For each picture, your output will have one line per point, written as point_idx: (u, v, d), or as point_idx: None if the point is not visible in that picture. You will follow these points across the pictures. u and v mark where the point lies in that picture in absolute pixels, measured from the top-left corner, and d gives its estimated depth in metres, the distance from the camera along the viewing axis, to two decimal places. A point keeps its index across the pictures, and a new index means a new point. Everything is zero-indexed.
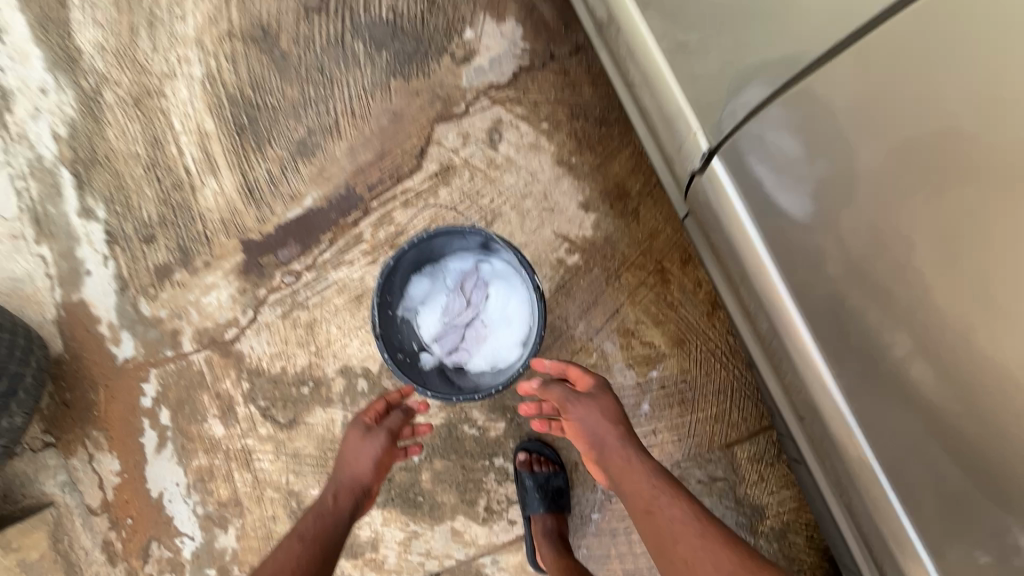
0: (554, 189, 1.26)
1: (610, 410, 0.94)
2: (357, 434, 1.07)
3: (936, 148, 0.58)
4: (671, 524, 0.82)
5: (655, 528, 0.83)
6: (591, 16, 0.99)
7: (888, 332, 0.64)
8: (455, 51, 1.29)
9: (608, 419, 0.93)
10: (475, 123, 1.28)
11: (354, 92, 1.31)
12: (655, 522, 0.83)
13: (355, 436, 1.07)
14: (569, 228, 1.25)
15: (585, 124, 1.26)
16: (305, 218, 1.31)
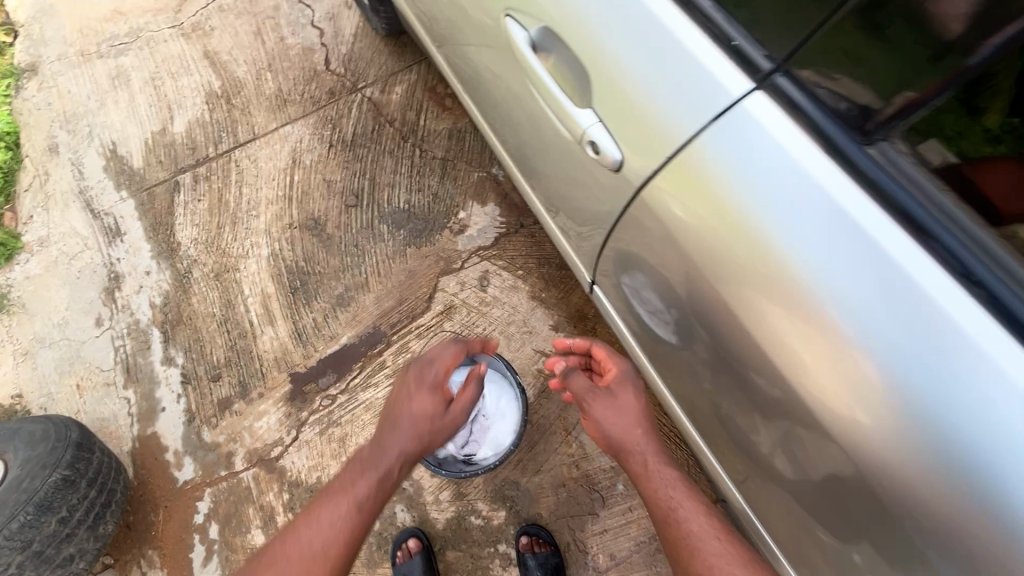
0: (531, 316, 1.67)
1: (634, 410, 1.08)
2: (432, 405, 1.07)
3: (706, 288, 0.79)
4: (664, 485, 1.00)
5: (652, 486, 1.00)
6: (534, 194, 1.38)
7: (754, 426, 0.90)
8: (453, 225, 1.80)
9: (631, 419, 1.07)
10: (469, 273, 1.73)
11: (380, 258, 1.79)
12: (653, 482, 1.01)
13: (429, 407, 1.06)
14: (544, 345, 1.64)
15: (550, 269, 1.72)
16: (342, 352, 1.69)
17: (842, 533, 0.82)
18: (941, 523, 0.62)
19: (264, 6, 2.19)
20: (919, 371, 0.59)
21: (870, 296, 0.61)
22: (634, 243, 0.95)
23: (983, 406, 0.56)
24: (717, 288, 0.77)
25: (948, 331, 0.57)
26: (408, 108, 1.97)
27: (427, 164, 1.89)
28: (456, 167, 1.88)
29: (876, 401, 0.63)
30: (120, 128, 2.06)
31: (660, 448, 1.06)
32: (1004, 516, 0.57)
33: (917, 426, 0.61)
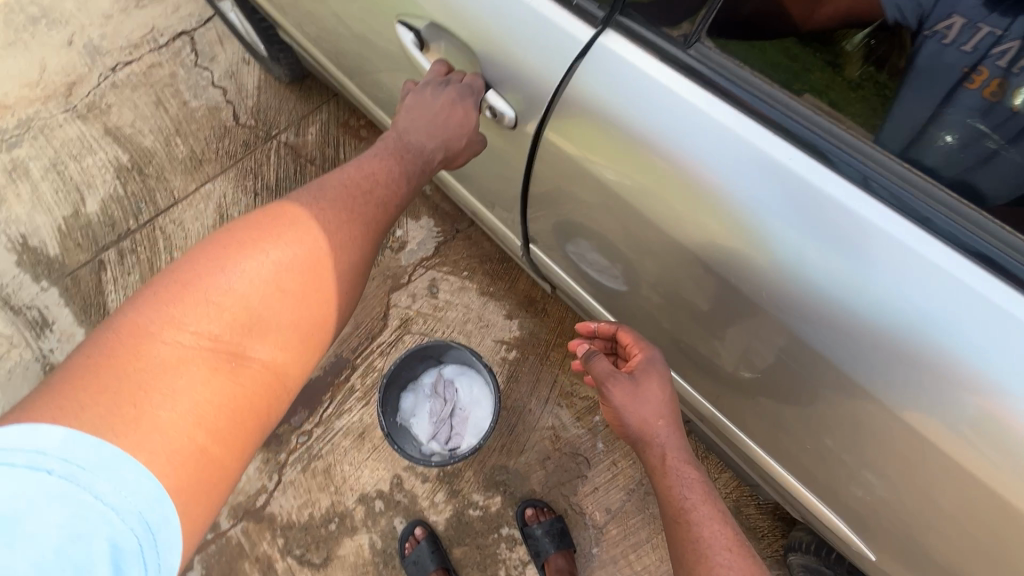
0: (485, 311, 1.76)
1: (653, 404, 0.94)
2: (459, 118, 0.94)
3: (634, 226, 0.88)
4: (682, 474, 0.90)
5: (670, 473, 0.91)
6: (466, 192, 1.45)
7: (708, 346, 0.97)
8: (392, 243, 1.87)
9: (653, 412, 0.93)
10: (418, 284, 1.81)
11: None
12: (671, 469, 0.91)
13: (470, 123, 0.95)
14: (503, 334, 1.74)
15: (492, 264, 1.83)
16: (308, 387, 1.70)
17: (804, 423, 0.88)
18: (858, 349, 0.71)
19: (160, 75, 2.21)
20: (799, 223, 0.70)
21: (746, 173, 0.72)
22: (558, 201, 1.04)
23: (853, 235, 0.68)
24: (638, 214, 0.86)
25: (808, 185, 0.69)
26: (325, 145, 2.04)
27: None
28: None
29: (773, 257, 0.74)
30: (28, 220, 1.99)
31: (682, 442, 0.94)
32: (902, 319, 0.67)
33: (813, 269, 0.71)
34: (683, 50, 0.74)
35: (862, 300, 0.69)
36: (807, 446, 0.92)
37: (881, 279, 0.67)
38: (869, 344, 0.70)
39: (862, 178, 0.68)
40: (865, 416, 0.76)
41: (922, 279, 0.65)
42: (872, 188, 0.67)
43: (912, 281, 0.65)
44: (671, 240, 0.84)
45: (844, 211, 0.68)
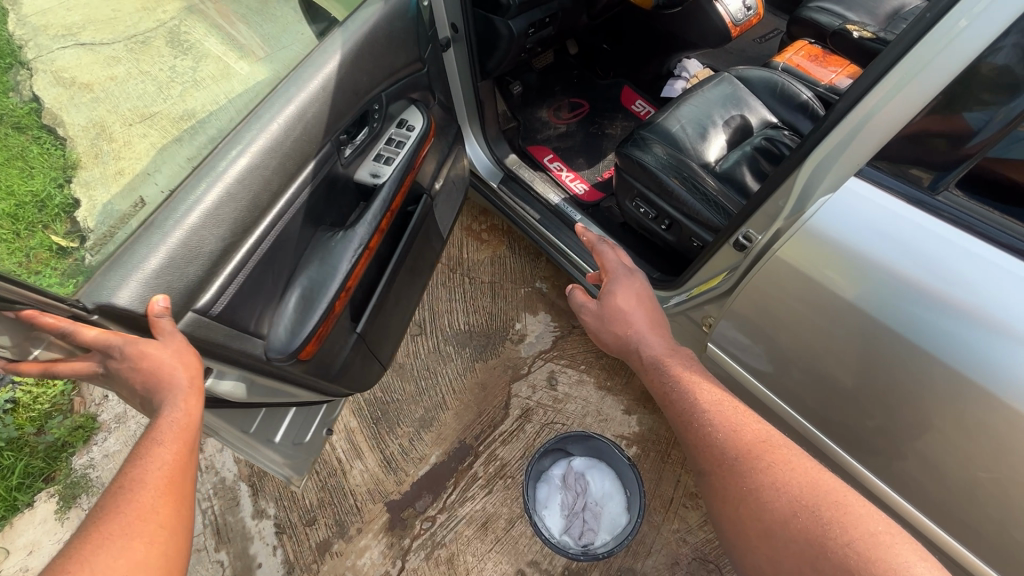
0: (603, 405, 1.83)
1: (627, 318, 1.13)
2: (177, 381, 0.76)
3: (771, 282, 0.99)
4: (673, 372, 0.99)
5: (658, 373, 1.01)
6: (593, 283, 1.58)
7: (871, 440, 1.01)
8: (512, 336, 2.00)
9: (622, 326, 1.12)
10: (537, 376, 1.90)
11: (452, 376, 1.93)
12: (660, 375, 1.01)
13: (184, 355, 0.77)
14: (623, 429, 1.78)
15: (608, 359, 1.92)
16: (433, 472, 1.76)
17: (946, 475, 0.91)
18: (967, 362, 0.80)
19: None
20: (926, 269, 0.81)
21: (873, 228, 0.84)
22: (717, 285, 1.16)
23: (950, 261, 0.80)
24: (766, 274, 0.99)
25: (909, 224, 0.83)
26: (451, 245, 2.25)
27: (478, 288, 2.14)
28: (505, 287, 2.13)
29: (902, 290, 0.83)
30: None
31: (659, 341, 1.07)
32: (1008, 328, 0.76)
33: (919, 293, 0.82)
34: (929, 195, 0.82)
35: (964, 314, 0.79)
36: (973, 525, 0.92)
37: (1000, 299, 0.77)
38: (972, 355, 0.79)
39: (974, 231, 0.80)
40: (1009, 452, 0.80)
41: None
42: (964, 225, 0.81)
43: (1005, 292, 0.77)
44: (808, 296, 0.94)
45: (956, 250, 0.80)
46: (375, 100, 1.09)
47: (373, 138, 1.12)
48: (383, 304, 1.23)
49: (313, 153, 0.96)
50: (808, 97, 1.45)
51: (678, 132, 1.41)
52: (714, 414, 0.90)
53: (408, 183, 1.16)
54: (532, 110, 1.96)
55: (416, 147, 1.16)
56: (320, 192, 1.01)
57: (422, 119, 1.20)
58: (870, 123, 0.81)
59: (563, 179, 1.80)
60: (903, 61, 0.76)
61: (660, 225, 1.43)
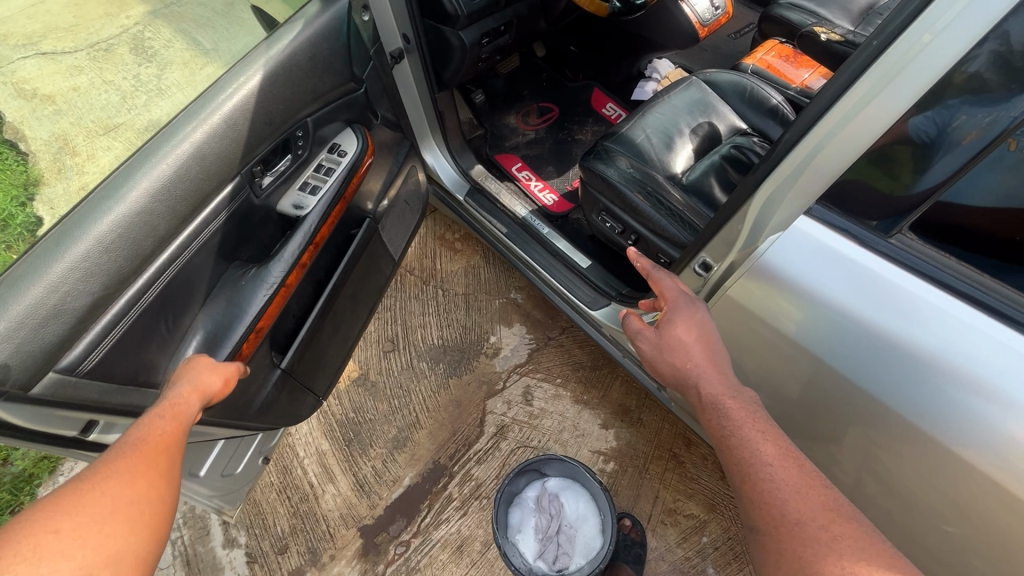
0: (580, 420, 1.78)
1: (685, 349, 0.97)
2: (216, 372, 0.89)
3: (731, 313, 0.97)
4: (744, 425, 0.84)
5: (718, 420, 0.87)
6: (563, 300, 1.53)
7: (840, 467, 0.97)
8: (487, 350, 1.95)
9: (680, 356, 0.97)
10: (513, 391, 1.86)
11: (426, 393, 1.89)
12: (720, 423, 0.87)
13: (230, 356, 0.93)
14: (600, 444, 1.74)
15: (585, 371, 1.88)
16: (406, 495, 1.72)
17: (907, 505, 0.88)
18: (918, 407, 0.76)
19: None
20: (876, 311, 0.77)
21: (821, 268, 0.80)
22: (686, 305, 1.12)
23: (900, 304, 0.76)
24: (727, 304, 0.98)
25: (857, 266, 0.78)
26: (425, 256, 2.19)
27: (452, 301, 2.08)
28: (479, 298, 2.08)
29: (852, 331, 0.79)
30: None
31: (725, 381, 0.91)
32: (961, 376, 0.72)
33: (867, 335, 0.78)
34: (880, 238, 0.76)
35: (915, 360, 0.75)
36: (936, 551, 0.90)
37: (950, 347, 0.73)
38: (923, 399, 0.76)
39: (927, 272, 0.75)
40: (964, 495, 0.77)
41: (995, 358, 0.71)
42: (916, 269, 0.75)
43: (955, 340, 0.72)
44: (764, 327, 0.92)
45: (906, 294, 0.76)
46: (300, 126, 1.04)
47: (300, 166, 1.07)
48: (313, 336, 1.20)
49: (219, 186, 0.89)
50: (778, 102, 1.39)
51: (643, 144, 1.35)
52: (778, 474, 0.79)
53: (336, 211, 1.12)
54: (500, 116, 1.89)
55: (346, 176, 1.12)
56: (234, 228, 0.94)
57: (356, 143, 1.16)
58: (835, 144, 0.72)
59: (531, 189, 1.74)
60: (863, 78, 0.67)
61: (626, 240, 1.38)
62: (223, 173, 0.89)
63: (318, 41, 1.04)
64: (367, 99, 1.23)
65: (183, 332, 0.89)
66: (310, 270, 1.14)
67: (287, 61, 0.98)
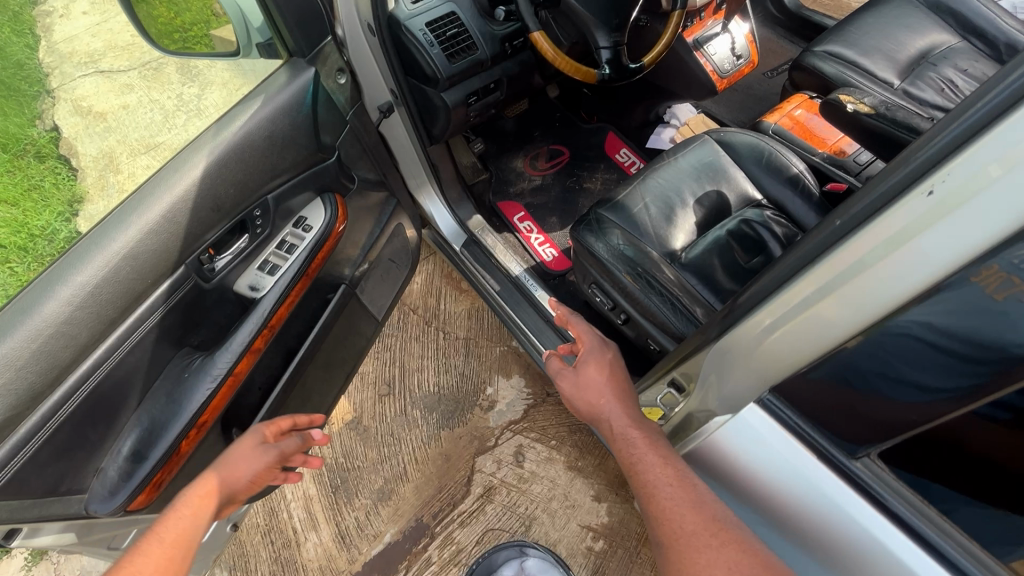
0: (572, 488, 1.67)
1: (596, 388, 1.09)
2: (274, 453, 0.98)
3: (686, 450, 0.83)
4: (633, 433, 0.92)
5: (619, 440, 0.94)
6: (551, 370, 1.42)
7: None
8: (482, 402, 1.87)
9: (593, 394, 1.08)
10: (504, 450, 1.77)
11: (416, 444, 1.82)
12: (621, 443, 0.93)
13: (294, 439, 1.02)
14: (590, 517, 1.62)
15: (582, 435, 1.76)
16: (386, 552, 1.66)
17: None
18: None
19: None
20: (812, 518, 0.62)
21: (756, 451, 0.65)
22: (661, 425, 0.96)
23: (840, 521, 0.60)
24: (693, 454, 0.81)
25: (810, 485, 0.61)
26: (429, 293, 2.12)
27: (452, 344, 2.00)
28: (479, 344, 1.99)
29: (789, 528, 0.65)
30: None
31: (627, 411, 1.02)
32: None
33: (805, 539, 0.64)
34: (847, 458, 0.60)
35: None
36: None
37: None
38: None
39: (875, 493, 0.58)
40: None
41: None
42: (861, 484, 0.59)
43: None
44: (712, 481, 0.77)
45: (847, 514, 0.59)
46: (258, 205, 0.97)
47: (261, 244, 1.00)
48: (280, 411, 1.12)
49: (158, 278, 0.83)
50: (799, 171, 1.22)
51: (641, 214, 1.23)
52: (676, 493, 0.79)
53: (298, 291, 1.04)
54: (506, 159, 1.80)
55: (310, 254, 1.04)
56: (175, 319, 0.88)
57: (325, 215, 1.08)
58: (833, 303, 0.55)
59: (530, 242, 1.64)
60: (873, 224, 0.52)
61: (617, 317, 1.25)
62: (158, 269, 0.83)
63: (276, 118, 0.96)
64: (339, 164, 1.14)
65: (114, 435, 0.83)
66: (277, 343, 1.06)
67: (240, 142, 0.92)
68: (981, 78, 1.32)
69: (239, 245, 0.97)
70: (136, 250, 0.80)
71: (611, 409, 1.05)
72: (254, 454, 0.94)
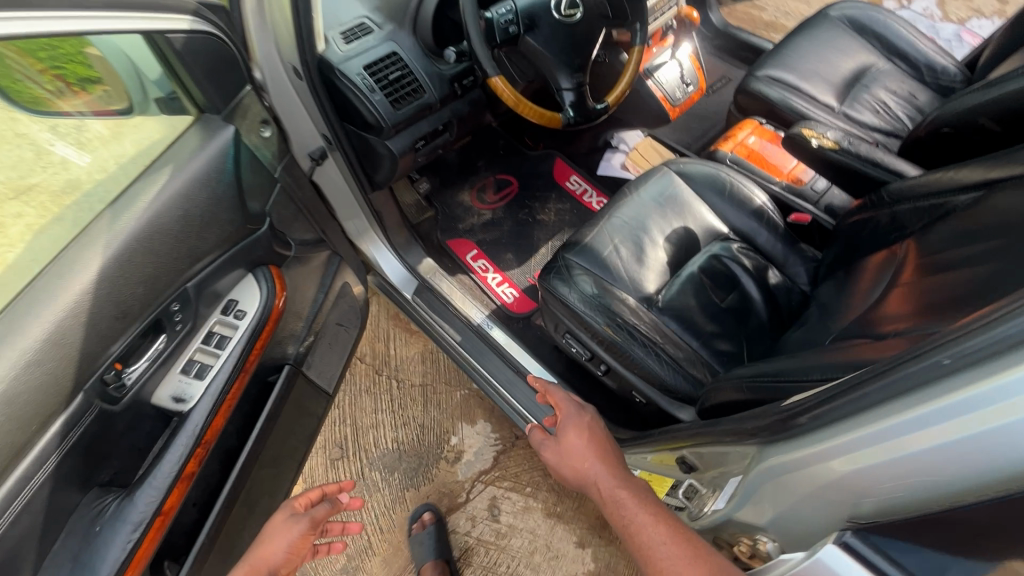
0: (553, 537, 1.58)
1: (579, 450, 1.03)
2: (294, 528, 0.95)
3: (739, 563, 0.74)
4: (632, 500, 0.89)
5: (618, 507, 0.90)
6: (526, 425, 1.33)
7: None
8: (447, 454, 1.73)
9: (577, 458, 1.02)
10: (477, 505, 1.64)
11: (379, 511, 1.65)
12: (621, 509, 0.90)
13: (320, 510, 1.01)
14: (576, 566, 1.54)
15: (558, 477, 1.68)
16: None
17: None
18: None
19: None
20: None
21: None
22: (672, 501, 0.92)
23: None
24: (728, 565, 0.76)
25: None
26: (376, 338, 1.94)
27: (407, 393, 1.85)
28: (437, 390, 1.85)
29: None
30: None
31: (616, 472, 0.97)
32: None
33: None
34: None
35: None
36: None
37: None
38: None
39: None
40: None
41: None
42: None
43: None
44: None
45: None
46: (176, 297, 0.79)
47: (182, 342, 0.82)
48: (224, 524, 0.90)
49: (47, 416, 0.64)
50: (762, 203, 1.20)
51: (614, 258, 1.16)
52: (671, 550, 0.78)
53: (235, 391, 0.87)
54: (452, 192, 1.68)
55: (247, 343, 0.89)
56: (76, 459, 0.68)
57: (260, 295, 0.93)
58: (944, 450, 0.50)
59: (488, 282, 1.54)
60: (995, 374, 0.47)
61: (597, 367, 1.18)
62: (45, 406, 0.64)
63: (195, 194, 0.79)
64: (272, 231, 0.97)
65: None
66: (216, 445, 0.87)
67: (148, 226, 0.73)
68: (908, 99, 1.38)
69: (154, 351, 0.78)
70: (12, 389, 0.60)
71: (601, 469, 0.98)
72: (285, 527, 0.95)
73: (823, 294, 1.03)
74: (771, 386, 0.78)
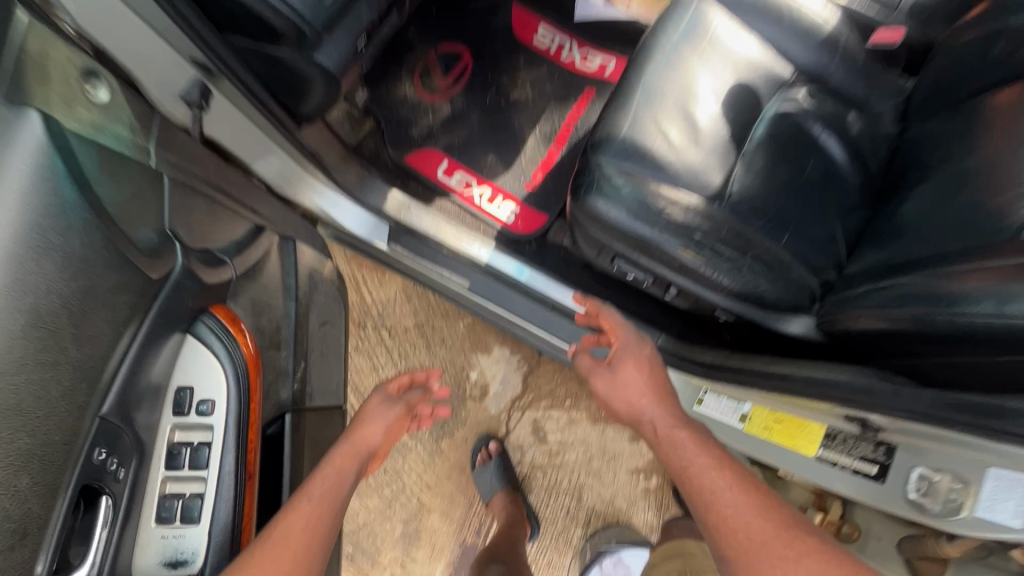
0: (606, 440, 1.53)
1: (629, 382, 0.82)
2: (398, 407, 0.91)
3: None
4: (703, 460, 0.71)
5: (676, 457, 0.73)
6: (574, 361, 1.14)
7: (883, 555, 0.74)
8: (472, 391, 1.56)
9: (628, 388, 0.82)
10: (520, 433, 1.54)
11: (419, 470, 1.52)
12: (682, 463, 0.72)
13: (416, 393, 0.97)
14: (634, 461, 1.52)
15: None
16: None
17: None
18: None
19: None
20: None
21: None
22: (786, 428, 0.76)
23: None
24: None
25: None
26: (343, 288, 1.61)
27: (403, 340, 1.59)
28: (436, 326, 1.59)
29: None
30: None
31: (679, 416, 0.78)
32: None
33: None
34: None
35: None
36: None
37: None
38: None
39: None
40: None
41: None
42: None
43: None
44: None
45: None
46: (94, 438, 0.47)
47: (135, 487, 0.52)
48: None
49: None
50: (833, 24, 0.90)
51: (664, 151, 0.87)
52: (737, 499, 0.66)
53: (247, 511, 0.59)
54: (388, 88, 1.23)
55: (234, 442, 0.59)
56: None
57: (219, 363, 0.60)
58: None
59: (475, 200, 1.20)
60: None
61: (663, 290, 0.95)
62: None
63: (38, 265, 0.41)
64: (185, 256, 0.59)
65: None
66: None
67: None
68: None
69: (106, 523, 0.48)
70: None
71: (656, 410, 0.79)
72: (383, 408, 0.90)
73: (940, 141, 0.81)
74: (943, 317, 0.59)
